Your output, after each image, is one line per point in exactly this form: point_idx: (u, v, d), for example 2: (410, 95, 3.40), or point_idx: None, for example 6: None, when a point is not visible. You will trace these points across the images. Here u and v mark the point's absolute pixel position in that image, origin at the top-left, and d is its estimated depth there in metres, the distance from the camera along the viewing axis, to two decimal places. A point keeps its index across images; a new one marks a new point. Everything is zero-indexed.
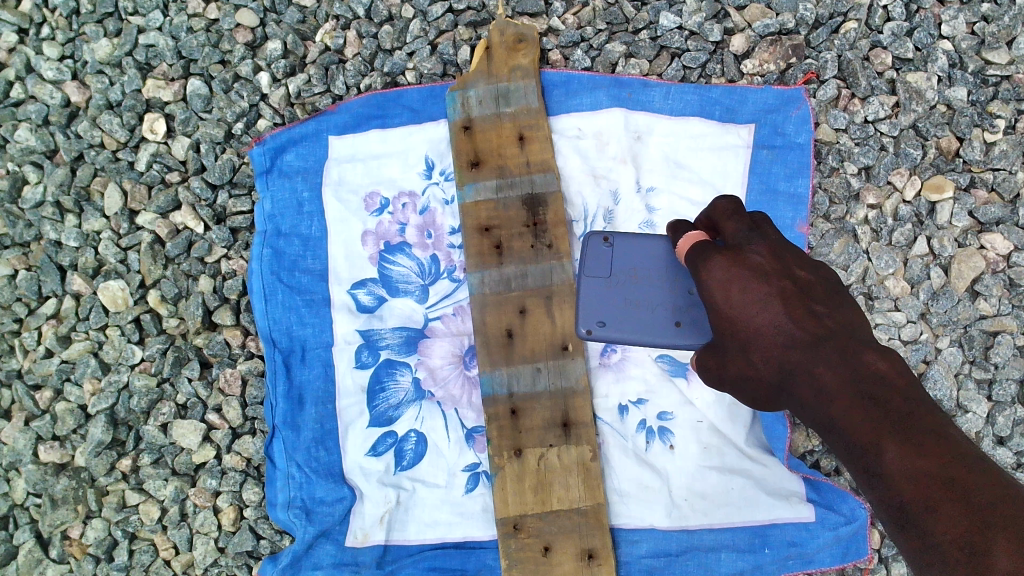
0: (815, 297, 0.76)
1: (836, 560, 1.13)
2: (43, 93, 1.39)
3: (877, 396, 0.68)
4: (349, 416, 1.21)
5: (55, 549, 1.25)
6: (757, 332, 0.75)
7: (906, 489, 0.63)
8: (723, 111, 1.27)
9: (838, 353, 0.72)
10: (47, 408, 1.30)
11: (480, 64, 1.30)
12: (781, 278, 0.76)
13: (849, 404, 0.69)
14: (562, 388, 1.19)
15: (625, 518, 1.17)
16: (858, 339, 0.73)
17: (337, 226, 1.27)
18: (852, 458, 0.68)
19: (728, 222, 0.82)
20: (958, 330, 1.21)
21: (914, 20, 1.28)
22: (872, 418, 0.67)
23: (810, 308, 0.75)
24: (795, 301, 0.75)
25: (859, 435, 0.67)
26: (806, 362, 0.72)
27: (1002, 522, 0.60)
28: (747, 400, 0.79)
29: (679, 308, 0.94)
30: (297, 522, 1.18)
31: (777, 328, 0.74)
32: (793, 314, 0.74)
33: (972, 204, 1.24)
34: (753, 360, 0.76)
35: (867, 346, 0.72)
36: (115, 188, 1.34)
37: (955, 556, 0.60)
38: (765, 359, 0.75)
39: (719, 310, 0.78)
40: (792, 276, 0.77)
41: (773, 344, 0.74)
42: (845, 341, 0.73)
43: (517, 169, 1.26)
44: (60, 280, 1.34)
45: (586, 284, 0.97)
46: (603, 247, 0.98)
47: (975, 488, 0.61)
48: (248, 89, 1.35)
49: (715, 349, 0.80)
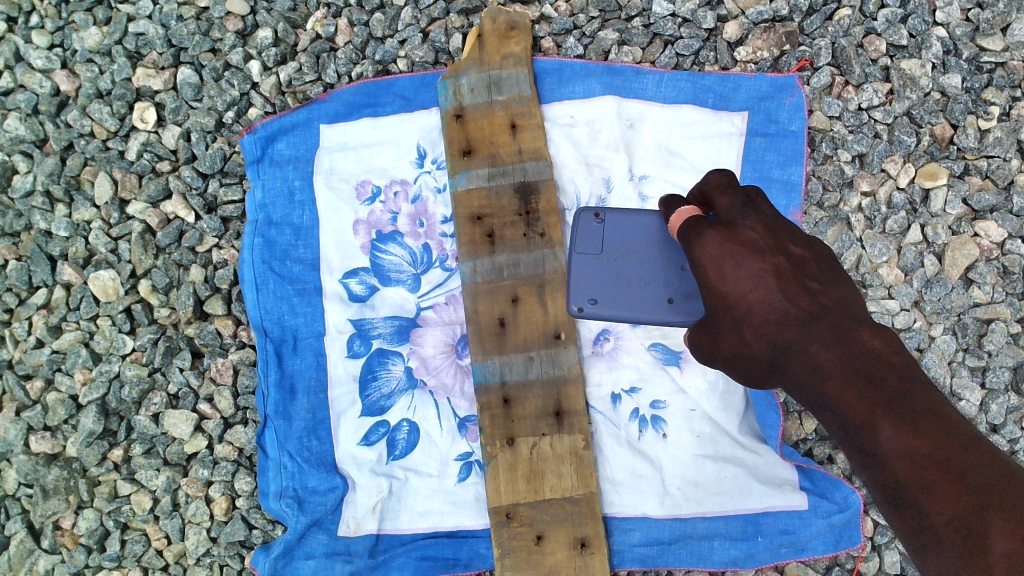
0: (808, 273, 0.76)
1: (829, 548, 1.13)
2: (32, 82, 1.38)
3: (872, 376, 0.68)
4: (341, 406, 1.21)
5: (47, 539, 1.24)
6: (750, 308, 0.74)
7: (901, 469, 0.63)
8: (716, 98, 1.26)
9: (831, 330, 0.72)
10: (38, 399, 1.29)
11: (472, 52, 1.29)
12: (776, 254, 0.75)
13: (843, 383, 0.69)
14: (555, 377, 1.18)
15: (618, 507, 1.16)
16: (852, 318, 0.73)
17: (328, 215, 1.27)
18: (847, 437, 0.68)
19: (722, 196, 0.83)
20: (951, 318, 1.21)
21: (908, 7, 1.27)
22: (866, 397, 0.67)
23: (804, 284, 0.75)
24: (789, 277, 0.74)
25: (853, 414, 0.67)
26: (800, 339, 0.72)
27: (999, 503, 0.60)
28: (738, 377, 0.78)
29: (672, 285, 0.94)
30: (289, 512, 1.18)
31: (770, 304, 0.73)
32: (786, 290, 0.73)
33: (966, 191, 1.23)
34: (745, 336, 0.74)
35: (861, 325, 0.72)
36: (105, 177, 1.34)
37: (951, 536, 0.60)
38: (758, 336, 0.73)
39: (711, 286, 0.76)
40: (786, 252, 0.76)
41: (766, 321, 0.73)
42: (838, 318, 0.73)
43: (509, 157, 1.25)
44: (50, 270, 1.33)
45: (577, 261, 0.97)
46: (595, 224, 0.98)
47: (971, 469, 0.61)
48: (239, 78, 1.34)
49: (706, 326, 0.78)
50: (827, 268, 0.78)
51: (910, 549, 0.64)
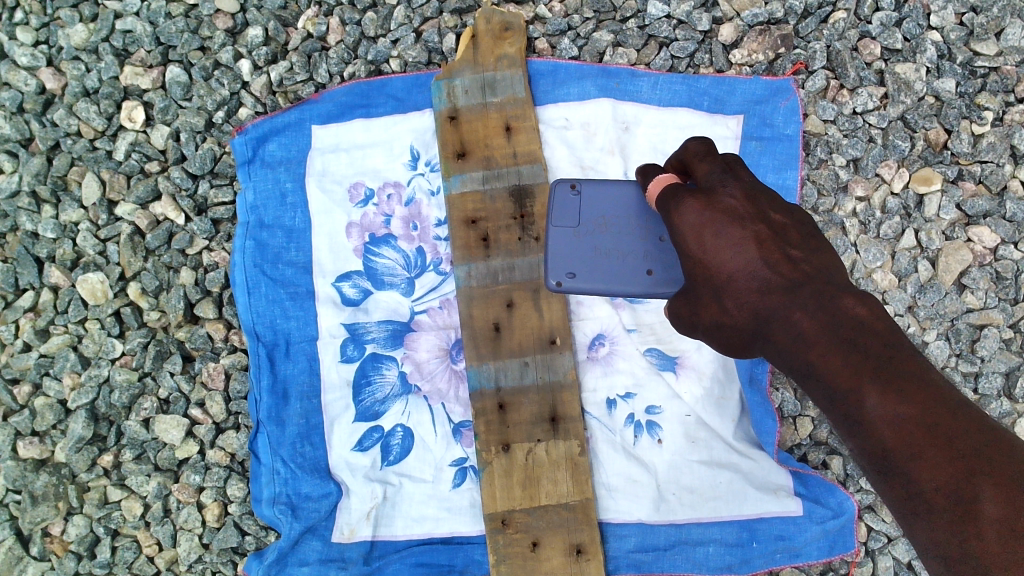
0: (790, 241, 0.76)
1: (823, 554, 1.14)
2: (17, 79, 1.36)
3: (856, 340, 0.66)
4: (334, 411, 1.20)
5: (36, 546, 1.23)
6: (731, 278, 0.74)
7: (888, 436, 0.62)
8: (711, 101, 1.26)
9: (814, 297, 0.70)
10: (26, 403, 1.28)
11: (466, 53, 1.28)
12: (756, 223, 0.76)
13: (826, 349, 0.67)
14: (550, 382, 1.18)
15: (613, 513, 1.16)
16: (835, 285, 0.72)
17: (320, 218, 1.25)
18: (834, 405, 0.66)
19: (697, 161, 0.83)
20: (945, 323, 1.21)
21: (903, 10, 1.27)
22: (851, 361, 0.65)
23: (786, 252, 0.74)
24: (770, 245, 0.74)
25: (837, 381, 0.65)
26: (783, 306, 0.70)
27: (989, 468, 0.59)
28: (721, 347, 0.78)
29: (650, 256, 0.94)
30: (283, 519, 1.17)
31: (750, 273, 0.73)
32: (767, 258, 0.73)
33: (960, 196, 1.23)
34: (728, 307, 0.75)
35: (845, 292, 0.70)
36: (93, 177, 1.32)
37: (940, 503, 0.60)
38: (739, 306, 0.74)
39: (692, 256, 0.77)
40: (767, 220, 0.76)
41: (748, 290, 0.73)
42: (821, 286, 0.71)
43: (504, 160, 1.24)
44: (37, 272, 1.31)
45: (555, 234, 0.96)
46: (571, 196, 0.97)
47: (959, 434, 0.60)
48: (229, 77, 1.32)
49: (689, 298, 0.79)
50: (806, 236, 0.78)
51: (898, 514, 0.64)
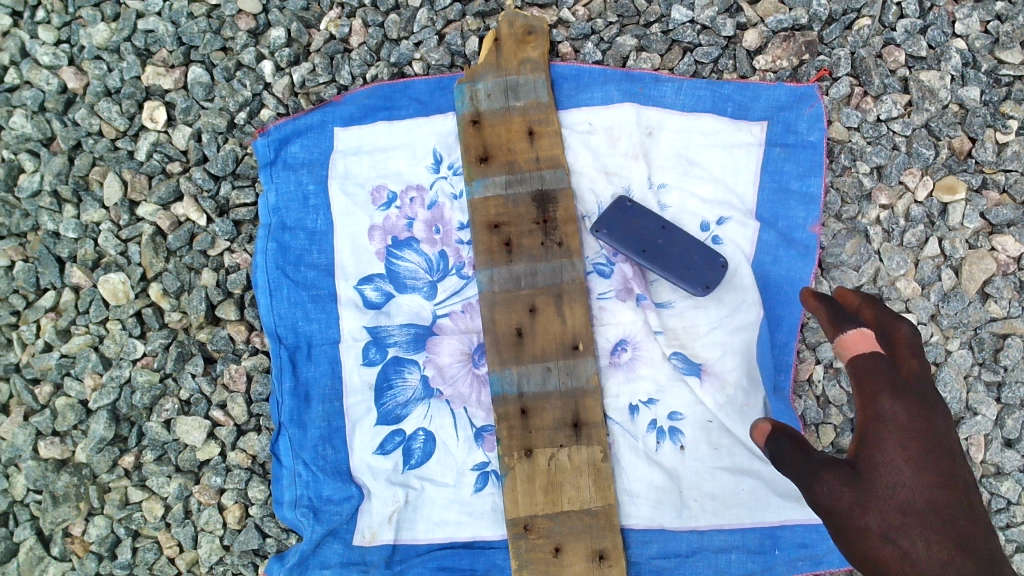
0: (937, 415, 0.88)
1: (846, 561, 1.14)
2: (39, 79, 1.36)
3: (942, 467, 0.84)
4: (356, 414, 1.20)
5: (57, 546, 1.23)
6: (887, 427, 0.86)
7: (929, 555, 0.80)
8: (735, 108, 1.26)
9: (919, 438, 0.85)
10: (47, 403, 1.28)
11: (489, 57, 1.28)
12: (920, 391, 0.89)
13: (928, 480, 0.83)
14: (572, 388, 1.18)
15: (636, 519, 1.16)
16: (954, 449, 0.86)
17: (343, 220, 1.25)
18: (897, 510, 0.82)
19: (882, 321, 0.96)
20: (968, 332, 1.21)
21: (928, 18, 1.28)
22: (939, 525, 0.81)
23: (934, 421, 0.87)
24: (925, 408, 0.87)
25: (926, 512, 0.82)
26: (886, 464, 0.84)
27: None
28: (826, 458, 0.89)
29: None
30: (305, 522, 1.17)
31: (904, 422, 0.85)
32: (906, 402, 0.87)
33: (983, 205, 1.23)
34: (876, 458, 0.85)
35: (960, 467, 0.85)
36: (115, 177, 1.32)
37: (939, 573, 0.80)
38: (873, 436, 0.86)
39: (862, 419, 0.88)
40: (920, 389, 0.89)
41: (901, 457, 0.84)
42: (946, 454, 0.85)
43: (527, 165, 1.24)
44: (59, 272, 1.31)
45: None
46: None
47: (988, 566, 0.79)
48: (251, 78, 1.32)
49: (796, 453, 0.89)
50: (932, 392, 0.90)
51: None
